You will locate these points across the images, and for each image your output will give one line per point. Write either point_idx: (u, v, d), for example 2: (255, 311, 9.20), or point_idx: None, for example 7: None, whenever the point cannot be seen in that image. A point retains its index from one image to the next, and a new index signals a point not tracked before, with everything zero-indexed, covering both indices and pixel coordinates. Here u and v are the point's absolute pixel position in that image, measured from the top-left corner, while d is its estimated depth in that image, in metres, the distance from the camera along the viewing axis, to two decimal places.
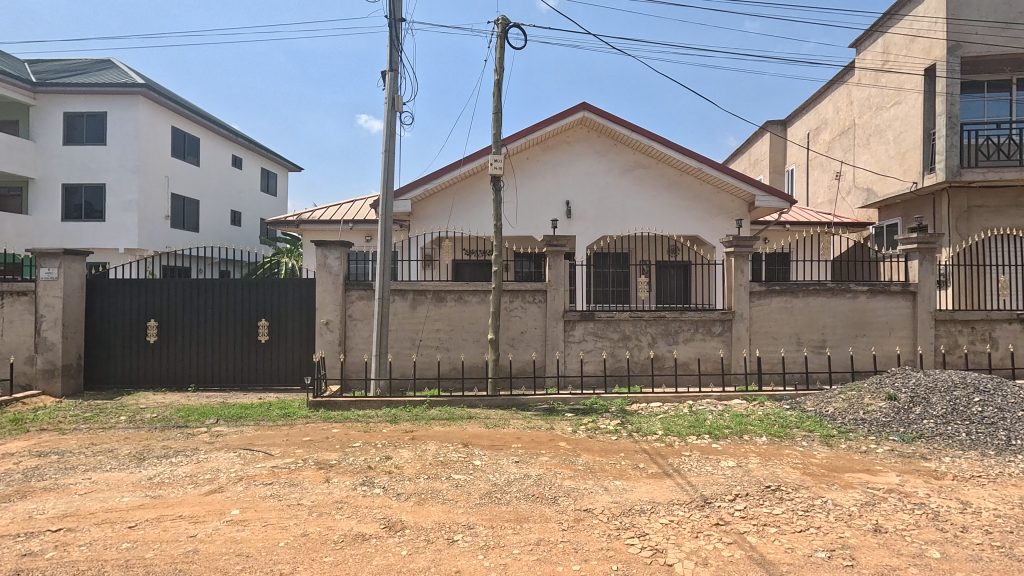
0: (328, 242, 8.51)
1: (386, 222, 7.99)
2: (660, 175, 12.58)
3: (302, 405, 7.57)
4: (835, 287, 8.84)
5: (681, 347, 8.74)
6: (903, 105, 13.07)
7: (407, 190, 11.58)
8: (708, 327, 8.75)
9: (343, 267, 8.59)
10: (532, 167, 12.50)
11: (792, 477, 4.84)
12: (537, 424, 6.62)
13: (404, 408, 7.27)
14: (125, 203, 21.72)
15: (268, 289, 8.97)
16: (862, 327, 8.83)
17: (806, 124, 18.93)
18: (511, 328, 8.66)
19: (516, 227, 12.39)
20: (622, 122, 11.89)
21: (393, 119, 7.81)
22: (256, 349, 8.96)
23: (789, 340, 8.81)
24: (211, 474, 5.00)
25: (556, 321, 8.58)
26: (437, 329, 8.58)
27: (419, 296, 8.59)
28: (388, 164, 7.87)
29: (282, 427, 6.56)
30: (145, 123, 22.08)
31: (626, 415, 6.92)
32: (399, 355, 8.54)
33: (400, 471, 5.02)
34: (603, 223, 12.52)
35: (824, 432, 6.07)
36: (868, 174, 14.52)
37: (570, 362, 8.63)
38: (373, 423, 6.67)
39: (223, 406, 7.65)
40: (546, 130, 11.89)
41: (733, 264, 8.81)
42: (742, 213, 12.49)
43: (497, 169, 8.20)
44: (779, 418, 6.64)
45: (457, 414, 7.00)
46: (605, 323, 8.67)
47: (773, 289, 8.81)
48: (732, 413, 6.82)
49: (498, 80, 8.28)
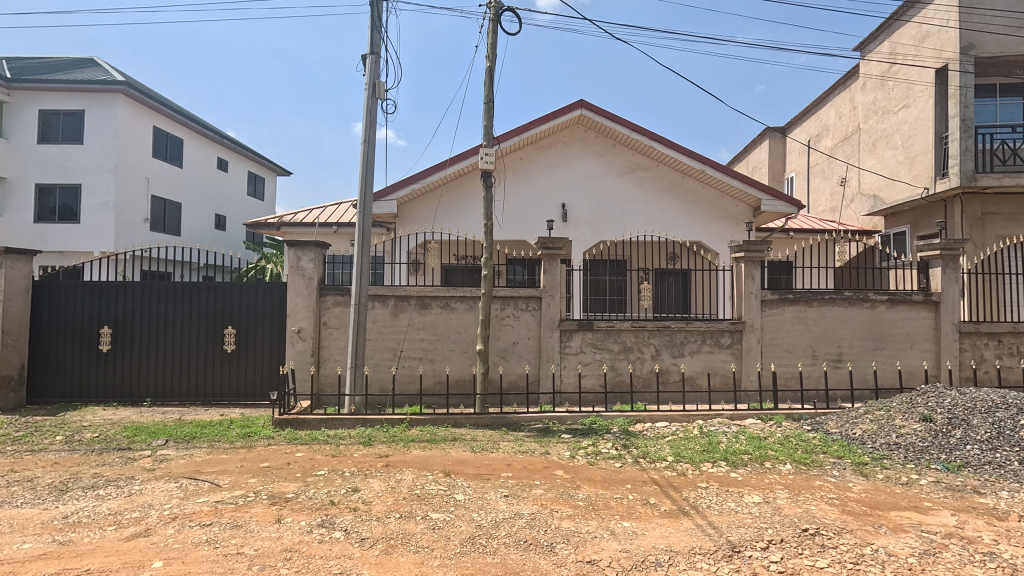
0: (301, 242, 7.75)
1: (365, 222, 7.23)
2: (661, 177, 11.94)
3: (267, 423, 6.76)
4: (852, 296, 8.19)
5: (688, 360, 8.02)
6: (912, 108, 12.58)
7: (392, 190, 10.86)
8: (716, 339, 8.06)
9: (318, 270, 7.83)
10: (526, 168, 11.83)
11: (831, 517, 4.10)
12: (530, 447, 5.85)
13: (381, 428, 6.49)
14: (101, 204, 20.78)
15: (235, 294, 8.17)
16: (881, 340, 8.18)
17: (807, 131, 18.50)
18: (503, 338, 7.90)
19: (509, 231, 11.69)
20: (621, 121, 11.27)
21: (374, 107, 7.08)
22: (222, 360, 8.13)
23: (803, 353, 8.12)
24: (139, 512, 4.17)
25: (552, 331, 7.85)
26: (421, 339, 7.82)
27: (401, 302, 7.83)
28: (367, 157, 7.13)
29: (239, 449, 5.74)
30: (124, 123, 21.24)
31: (630, 437, 6.17)
32: (378, 367, 7.76)
33: (367, 509, 4.22)
34: (601, 227, 11.84)
35: (855, 459, 5.38)
36: (874, 179, 13.98)
37: (567, 376, 7.90)
38: (344, 446, 5.88)
39: (177, 424, 6.80)
40: (541, 129, 11.23)
41: (742, 270, 8.14)
42: (747, 219, 11.88)
43: (489, 164, 7.48)
44: (801, 442, 5.93)
45: (439, 435, 6.22)
46: (605, 333, 7.95)
47: (786, 298, 8.13)
48: (749, 435, 6.08)
49: (490, 68, 7.60)
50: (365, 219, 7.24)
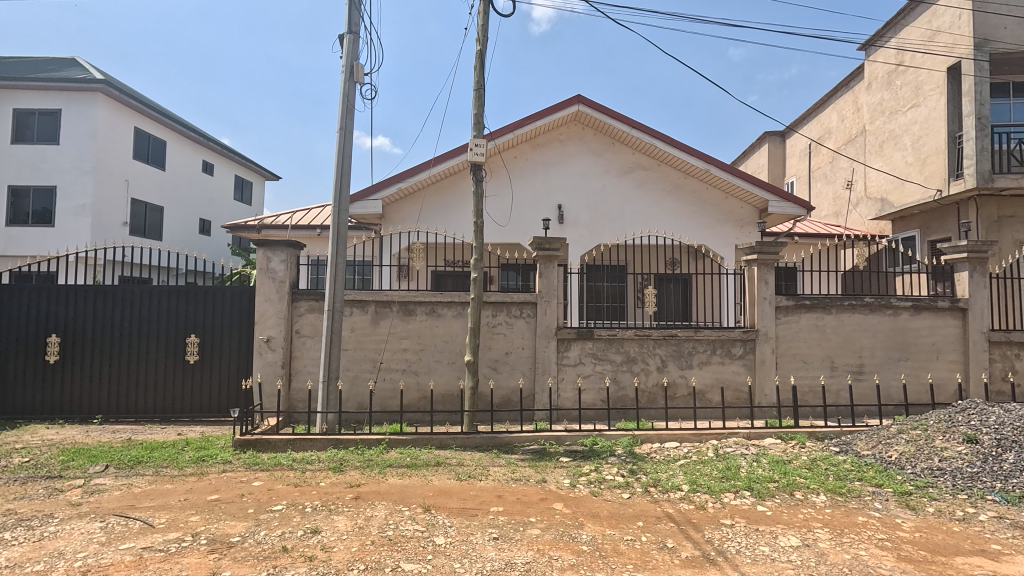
0: (272, 242, 7.03)
1: (340, 218, 6.52)
2: (662, 177, 11.33)
3: (226, 445, 5.98)
4: (873, 303, 7.56)
5: (697, 372, 7.34)
6: (922, 107, 12.09)
7: (377, 189, 10.14)
8: (728, 349, 7.39)
9: (290, 273, 7.09)
10: (520, 167, 11.17)
11: (888, 567, 3.39)
12: (524, 473, 5.12)
13: (355, 450, 5.75)
14: (77, 207, 19.87)
15: (199, 299, 7.42)
16: (904, 350, 7.55)
17: (808, 134, 18.06)
18: (494, 348, 7.19)
19: (502, 233, 10.99)
20: (621, 118, 10.65)
21: (352, 92, 6.40)
22: (183, 372, 7.35)
23: (821, 365, 7.47)
24: (43, 564, 3.39)
25: (548, 339, 7.14)
26: (404, 349, 7.09)
27: (382, 308, 7.12)
28: (343, 148, 6.42)
29: (187, 478, 4.96)
30: (103, 123, 20.42)
31: (637, 460, 5.47)
32: (356, 381, 7.01)
33: (326, 557, 3.47)
34: (599, 229, 11.18)
35: (896, 487, 4.70)
36: (882, 182, 13.46)
37: (565, 391, 7.18)
38: (311, 472, 5.14)
39: (124, 446, 5.99)
40: (536, 125, 10.59)
41: (755, 274, 7.50)
42: (753, 221, 11.27)
43: (479, 156, 6.79)
44: (831, 466, 5.24)
45: (421, 458, 5.49)
46: (606, 343, 7.26)
47: (803, 304, 7.49)
48: (771, 458, 5.38)
49: (481, 51, 6.95)
50: (340, 215, 6.55)
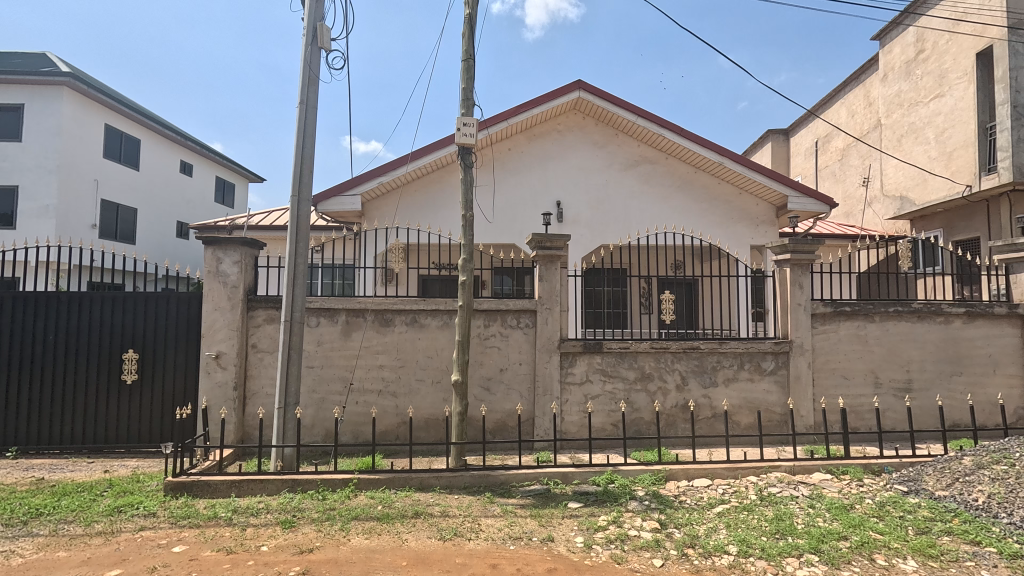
0: (223, 239, 5.95)
1: (300, 206, 5.28)
2: (670, 172, 10.35)
3: (157, 488, 4.85)
4: (921, 309, 6.59)
5: (722, 391, 6.34)
6: (946, 98, 11.26)
7: (356, 183, 9.06)
8: (757, 363, 6.41)
9: (245, 276, 5.99)
10: (515, 160, 10.15)
11: None
12: (526, 528, 4.05)
13: (315, 495, 4.65)
14: (41, 208, 18.49)
15: (137, 307, 6.29)
16: (958, 363, 6.59)
17: (814, 131, 17.30)
18: (487, 364, 6.13)
19: (495, 233, 9.94)
20: (625, 106, 9.68)
21: (315, 59, 5.35)
22: (117, 395, 6.21)
23: (864, 381, 6.50)
24: None
25: (550, 354, 6.11)
26: (380, 366, 6.03)
27: (355, 318, 6.05)
28: (303, 124, 5.32)
29: (90, 542, 3.84)
30: (69, 119, 19.14)
31: (666, 506, 4.42)
32: (323, 405, 5.94)
33: None
34: (601, 229, 10.15)
35: (1002, 546, 3.67)
36: (900, 179, 12.63)
37: (570, 415, 6.14)
38: (255, 529, 4.05)
39: (28, 490, 4.84)
40: (532, 113, 9.58)
41: (788, 276, 6.52)
42: (768, 220, 10.33)
43: (469, 136, 5.68)
44: (907, 515, 4.20)
45: (396, 507, 4.40)
46: (617, 357, 6.24)
47: (842, 311, 6.51)
48: (830, 504, 4.35)
49: (471, 15, 5.91)
50: (300, 203, 5.31)
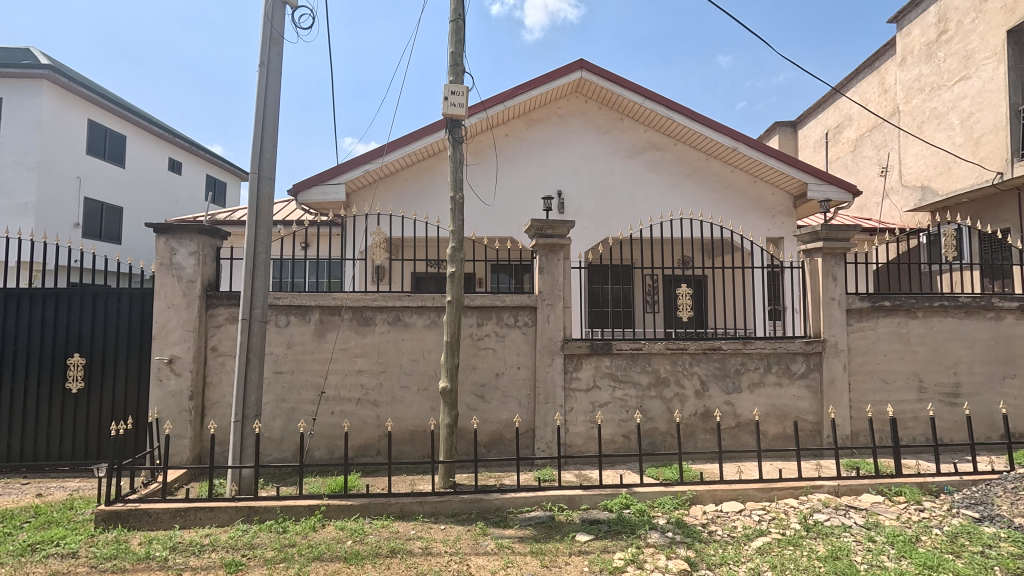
0: (179, 226, 5.20)
1: (260, 185, 4.53)
2: (679, 158, 9.62)
3: (89, 518, 4.09)
4: (969, 304, 5.85)
5: (746, 397, 5.61)
6: (972, 80, 10.54)
7: (339, 170, 8.30)
8: (785, 365, 5.67)
9: (203, 268, 5.25)
10: (513, 147, 9.42)
11: None
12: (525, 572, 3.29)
13: (273, 528, 3.89)
14: (18, 206, 17.48)
15: (84, 306, 5.54)
16: (1010, 365, 5.86)
17: (823, 123, 16.61)
18: (481, 369, 5.39)
19: (491, 225, 9.18)
20: (631, 87, 8.94)
21: (278, 16, 4.61)
22: (59, 406, 5.45)
23: (906, 385, 5.76)
24: None
25: (552, 356, 5.37)
26: (358, 371, 5.30)
27: (330, 316, 5.31)
28: (264, 90, 4.58)
29: None
30: (48, 113, 18.22)
31: (695, 541, 3.66)
32: (293, 416, 5.21)
33: None
34: (606, 220, 9.41)
35: None
36: (921, 169, 11.92)
37: (575, 425, 5.40)
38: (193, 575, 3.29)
39: None
40: (531, 95, 8.84)
41: (819, 267, 5.79)
42: (785, 210, 9.59)
43: (457, 106, 4.93)
44: (992, 551, 3.44)
45: (369, 542, 3.65)
46: (628, 360, 5.51)
47: (881, 307, 5.77)
48: (893, 536, 3.60)
49: None
50: (260, 180, 4.55)
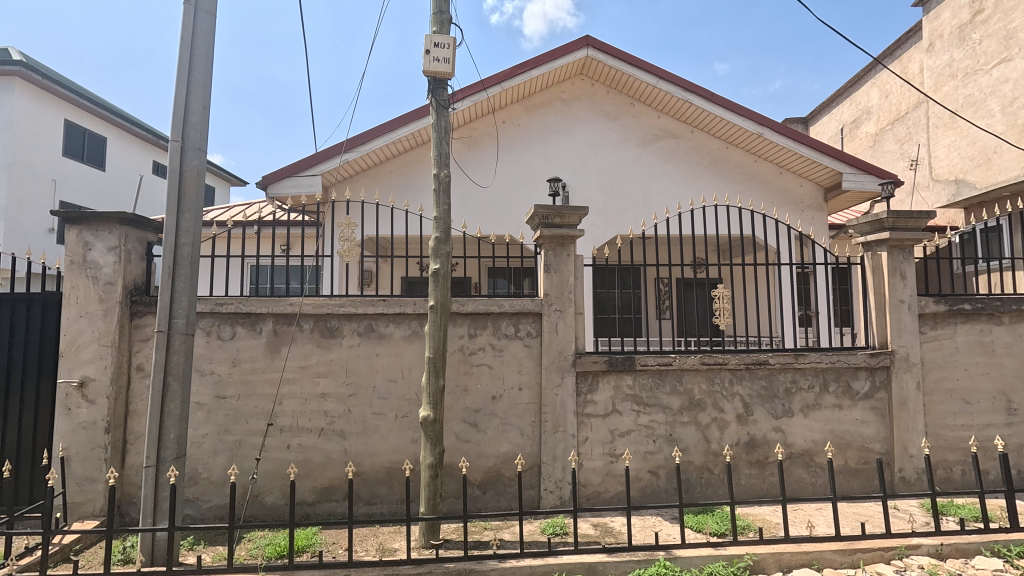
0: (96, 215, 4.15)
1: (185, 155, 3.50)
2: (697, 146, 8.63)
3: None
4: None
5: (799, 421, 4.57)
6: (1014, 62, 9.63)
7: (315, 159, 7.30)
8: (845, 382, 4.65)
9: (127, 268, 4.21)
10: (512, 134, 8.43)
11: None
12: None
13: None
14: None
15: None
16: None
17: (838, 117, 15.71)
18: (475, 389, 4.35)
19: (488, 220, 8.19)
20: (644, 65, 7.95)
21: None
22: None
23: (993, 406, 4.73)
24: None
25: (562, 374, 4.34)
26: (322, 395, 4.26)
27: (285, 326, 4.27)
28: (191, 34, 3.56)
29: None
30: (21, 112, 17.09)
31: None
32: (239, 451, 4.17)
33: None
34: (616, 215, 8.41)
35: None
36: (954, 161, 10.98)
37: (592, 459, 4.36)
38: None
39: None
40: (531, 74, 7.86)
41: (884, 264, 4.78)
42: (815, 204, 8.59)
43: (442, 61, 3.94)
44: None
45: None
46: (654, 377, 4.48)
47: (960, 311, 4.74)
48: None
49: None
50: (185, 150, 3.52)
